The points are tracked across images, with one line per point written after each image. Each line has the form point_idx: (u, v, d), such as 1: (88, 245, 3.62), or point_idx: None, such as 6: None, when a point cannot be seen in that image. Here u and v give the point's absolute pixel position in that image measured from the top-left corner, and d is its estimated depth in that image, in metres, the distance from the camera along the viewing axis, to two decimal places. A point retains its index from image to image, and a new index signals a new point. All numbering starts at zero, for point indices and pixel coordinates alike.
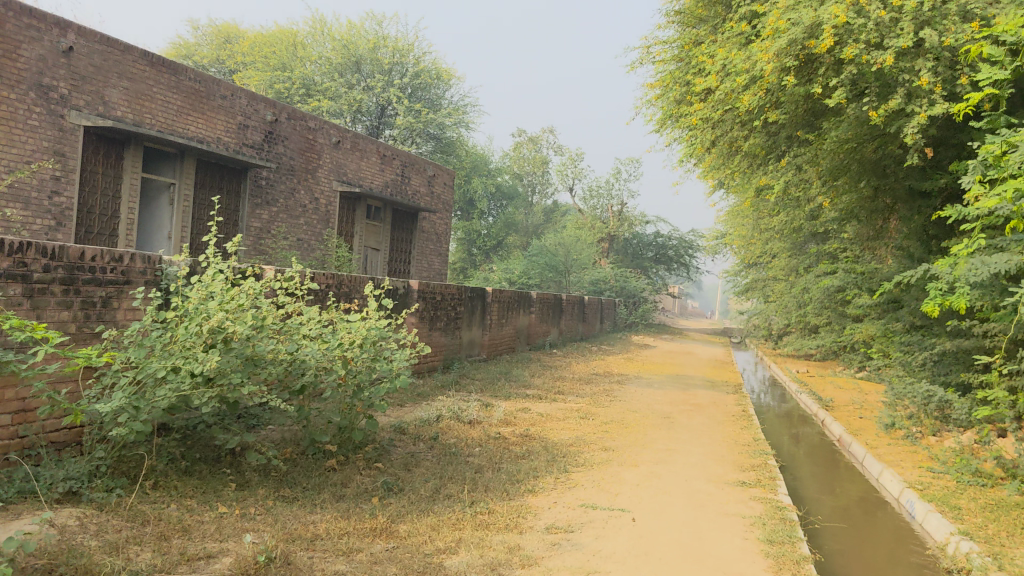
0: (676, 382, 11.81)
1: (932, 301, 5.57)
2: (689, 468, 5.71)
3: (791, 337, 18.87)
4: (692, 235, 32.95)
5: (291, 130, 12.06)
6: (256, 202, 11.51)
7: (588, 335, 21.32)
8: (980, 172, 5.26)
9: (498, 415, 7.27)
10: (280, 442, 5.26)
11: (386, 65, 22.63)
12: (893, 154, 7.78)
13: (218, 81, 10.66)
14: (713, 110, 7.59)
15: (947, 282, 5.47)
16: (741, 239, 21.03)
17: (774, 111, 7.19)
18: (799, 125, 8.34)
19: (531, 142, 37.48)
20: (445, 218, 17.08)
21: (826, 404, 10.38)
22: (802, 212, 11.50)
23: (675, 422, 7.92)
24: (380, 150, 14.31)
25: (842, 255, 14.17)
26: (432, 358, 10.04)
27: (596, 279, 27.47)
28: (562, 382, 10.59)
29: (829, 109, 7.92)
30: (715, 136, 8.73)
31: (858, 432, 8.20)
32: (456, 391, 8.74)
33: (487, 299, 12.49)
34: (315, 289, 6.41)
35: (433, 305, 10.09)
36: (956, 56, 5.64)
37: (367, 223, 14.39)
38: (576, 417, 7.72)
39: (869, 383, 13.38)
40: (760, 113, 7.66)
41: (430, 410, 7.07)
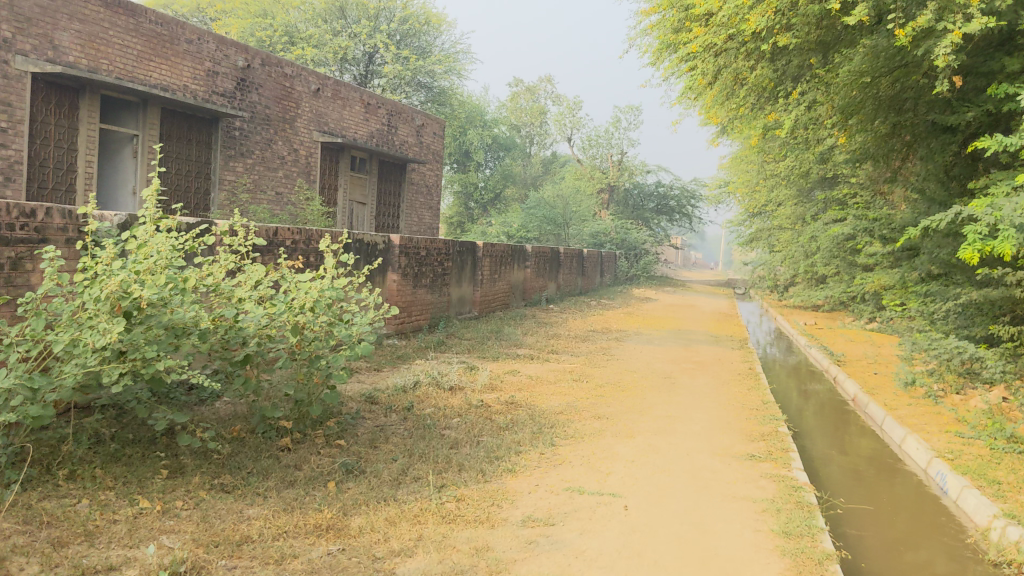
0: (677, 337, 11.19)
1: (971, 246, 4.92)
2: (692, 440, 5.09)
3: (798, 288, 18.23)
4: (694, 185, 32.22)
5: (265, 77, 11.31)
6: (230, 153, 10.80)
7: (588, 290, 20.70)
8: None
9: (482, 380, 6.65)
10: (227, 419, 4.64)
11: (373, 11, 21.80)
12: (914, 86, 7.05)
13: (182, 24, 9.89)
14: (715, 37, 6.85)
15: (988, 224, 4.82)
16: (745, 187, 20.33)
17: (784, 35, 6.44)
18: (810, 54, 7.59)
19: (528, 92, 36.64)
20: (435, 169, 16.37)
21: (837, 359, 9.76)
22: (811, 155, 10.77)
23: (676, 384, 7.30)
24: (363, 98, 13.55)
25: (852, 201, 13.48)
26: (416, 318, 9.43)
27: (596, 231, 26.80)
28: (556, 340, 9.97)
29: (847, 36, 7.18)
30: (718, 69, 7.99)
31: (874, 390, 7.57)
32: (441, 353, 8.11)
33: (478, 254, 11.85)
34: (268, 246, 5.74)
35: (417, 261, 9.44)
36: None
37: (352, 175, 13.70)
38: (568, 380, 7.11)
39: (882, 336, 12.75)
40: (767, 38, 6.92)
41: (406, 375, 6.45)
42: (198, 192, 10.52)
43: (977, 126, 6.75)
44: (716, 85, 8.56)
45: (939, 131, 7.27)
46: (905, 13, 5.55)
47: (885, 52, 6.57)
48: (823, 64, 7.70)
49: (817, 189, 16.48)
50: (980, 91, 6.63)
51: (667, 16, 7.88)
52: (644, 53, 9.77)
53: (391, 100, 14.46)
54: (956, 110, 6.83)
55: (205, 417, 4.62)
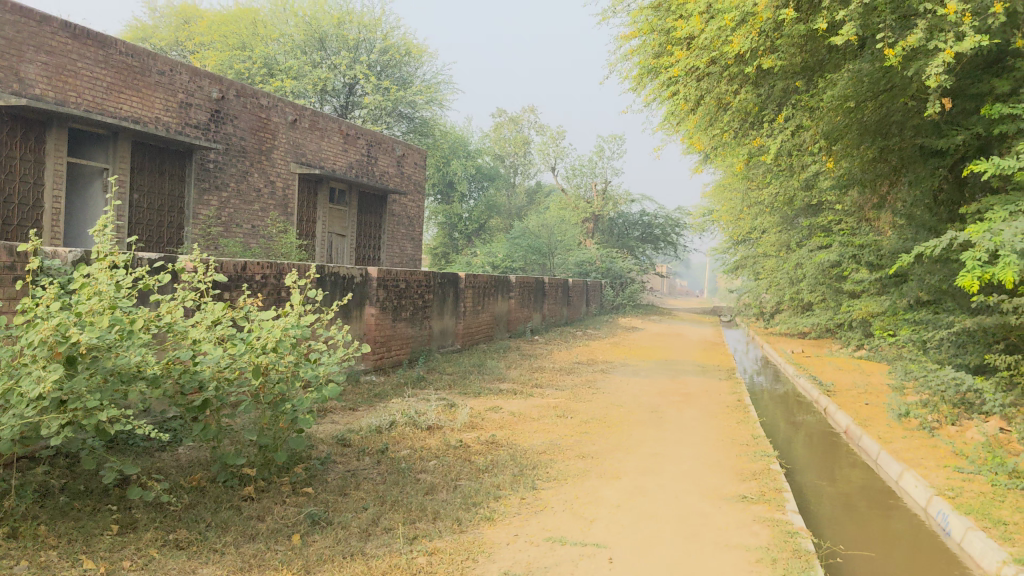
0: (664, 368, 10.95)
1: (971, 273, 4.70)
2: (680, 481, 4.84)
3: (784, 315, 18.07)
4: (678, 213, 32.22)
5: (240, 108, 11.09)
6: (204, 187, 10.55)
7: (573, 320, 20.48)
8: None
9: (462, 418, 6.38)
10: (187, 466, 4.36)
11: (353, 42, 21.80)
12: (901, 109, 6.90)
13: (154, 55, 9.68)
14: (696, 60, 6.68)
15: (988, 250, 4.61)
16: (729, 215, 20.22)
17: (768, 56, 6.27)
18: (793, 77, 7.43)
19: (511, 122, 36.62)
20: (416, 200, 16.17)
21: (826, 389, 9.54)
22: (796, 181, 10.62)
23: (663, 418, 7.05)
24: (342, 128, 13.36)
25: (837, 227, 13.34)
26: (396, 353, 9.18)
27: (581, 260, 26.63)
28: (541, 373, 9.71)
29: (831, 59, 7.03)
30: (700, 93, 7.82)
31: (866, 422, 7.33)
32: (420, 389, 7.84)
33: (460, 285, 11.62)
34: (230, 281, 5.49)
35: (396, 294, 9.19)
36: None
37: (331, 208, 13.47)
38: (551, 416, 6.85)
39: (872, 364, 12.55)
40: (750, 60, 6.75)
41: (383, 414, 6.19)
42: (172, 227, 10.26)
43: (967, 149, 6.59)
44: (698, 109, 8.40)
45: (927, 155, 7.11)
46: (893, 32, 5.39)
47: (870, 75, 6.40)
48: (807, 88, 7.55)
49: (802, 215, 16.38)
50: (969, 114, 6.48)
51: (648, 39, 7.72)
52: (624, 78, 9.63)
53: (371, 130, 14.30)
54: (945, 133, 6.69)
55: (164, 465, 4.34)
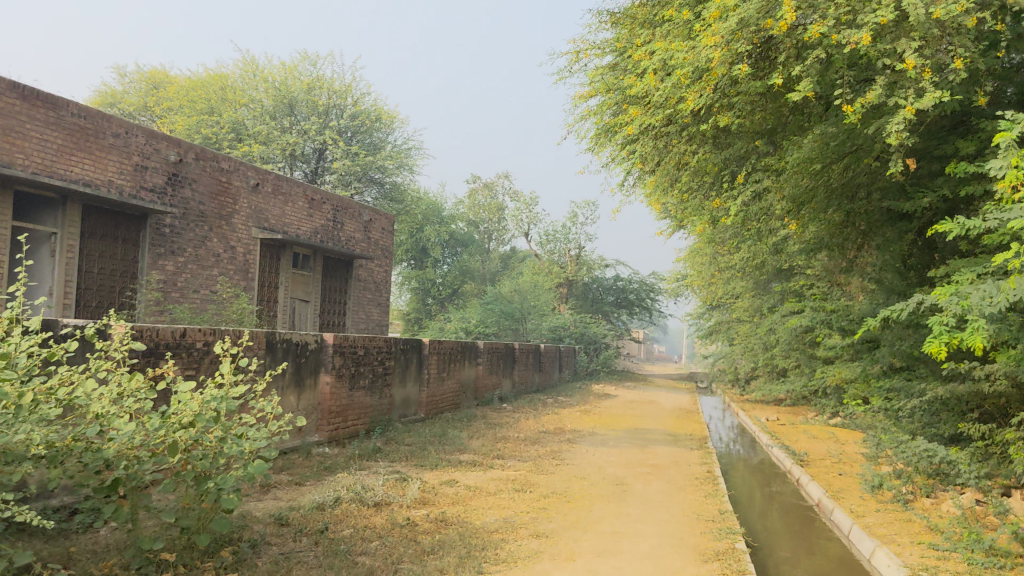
0: (633, 437, 10.62)
1: (938, 340, 4.50)
2: (639, 562, 4.53)
3: (758, 381, 17.85)
4: (652, 278, 32.22)
5: (200, 172, 10.88)
6: (160, 251, 10.26)
7: (545, 387, 20.15)
8: (1014, 156, 4.20)
9: (414, 493, 6.05)
10: (101, 552, 4.00)
11: (322, 107, 21.99)
12: (866, 171, 6.78)
13: (108, 117, 9.46)
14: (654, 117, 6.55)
15: (956, 314, 4.43)
16: (701, 280, 20.15)
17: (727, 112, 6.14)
18: (756, 137, 7.31)
19: (486, 189, 36.73)
20: (383, 266, 15.96)
21: (799, 459, 9.24)
22: (764, 246, 10.49)
23: (627, 491, 6.73)
24: (307, 193, 13.18)
25: (807, 292, 13.23)
26: (353, 423, 8.83)
27: (555, 326, 26.40)
28: (505, 443, 9.36)
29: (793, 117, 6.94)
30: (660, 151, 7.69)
31: (839, 494, 7.03)
32: (375, 462, 7.49)
33: (425, 352, 11.32)
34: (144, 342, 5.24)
35: (354, 362, 8.88)
36: (952, 30, 4.67)
37: (294, 273, 13.20)
38: (510, 490, 6.52)
39: (846, 432, 12.28)
40: (711, 117, 6.62)
41: (328, 491, 5.83)
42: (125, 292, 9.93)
43: (933, 211, 6.46)
44: (660, 170, 8.26)
45: (894, 218, 6.97)
46: (853, 90, 5.28)
47: (833, 137, 6.28)
48: (770, 150, 7.44)
49: (773, 281, 16.29)
50: (935, 176, 6.36)
51: (608, 99, 7.60)
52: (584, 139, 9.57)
53: (337, 195, 14.15)
54: (910, 195, 6.56)
55: (75, 550, 3.98)
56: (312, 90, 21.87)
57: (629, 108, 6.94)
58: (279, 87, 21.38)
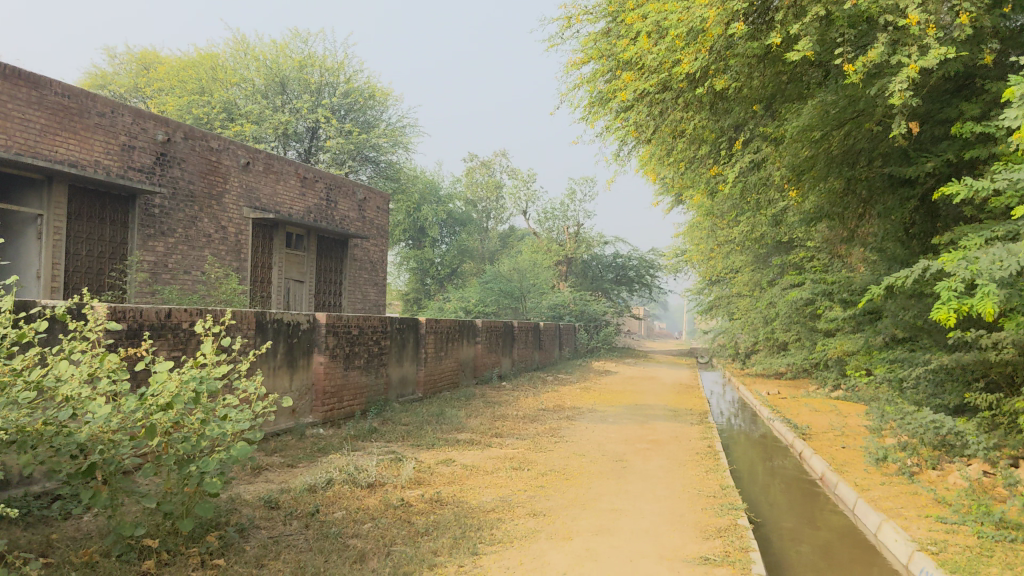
0: (634, 414, 10.49)
1: (946, 306, 4.34)
2: (638, 541, 4.40)
3: (759, 355, 17.72)
4: (652, 254, 32.06)
5: (189, 151, 10.70)
6: (150, 233, 10.10)
7: (545, 364, 20.02)
8: None
9: (409, 473, 5.92)
10: (81, 539, 3.87)
11: (315, 85, 21.78)
12: (867, 137, 6.60)
13: (93, 96, 9.26)
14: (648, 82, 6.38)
15: (965, 279, 4.27)
16: (701, 255, 19.98)
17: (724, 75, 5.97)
18: (754, 103, 7.14)
19: (483, 167, 36.49)
20: (379, 245, 15.80)
21: (801, 432, 9.11)
22: (763, 217, 10.33)
23: (627, 467, 6.61)
24: (299, 171, 13.00)
25: (808, 264, 13.07)
26: (349, 403, 8.70)
27: (555, 304, 26.25)
28: (503, 422, 9.23)
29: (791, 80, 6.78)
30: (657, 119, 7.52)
31: (843, 467, 6.90)
32: (370, 443, 7.36)
33: (421, 331, 11.17)
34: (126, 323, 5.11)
35: (348, 341, 8.73)
36: None
37: (288, 253, 13.04)
38: (507, 469, 6.39)
39: (849, 405, 12.15)
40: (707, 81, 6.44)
41: (320, 472, 5.70)
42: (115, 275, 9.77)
43: (937, 176, 6.30)
44: (656, 140, 8.09)
45: (897, 185, 6.80)
46: (852, 49, 5.10)
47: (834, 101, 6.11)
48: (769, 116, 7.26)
49: (773, 254, 16.13)
50: (939, 140, 6.19)
51: (602, 67, 7.41)
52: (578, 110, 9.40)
53: (330, 173, 13.97)
54: (913, 160, 6.39)
55: (55, 538, 3.84)
56: (304, 69, 21.63)
57: (624, 75, 6.77)
58: (271, 66, 21.13)
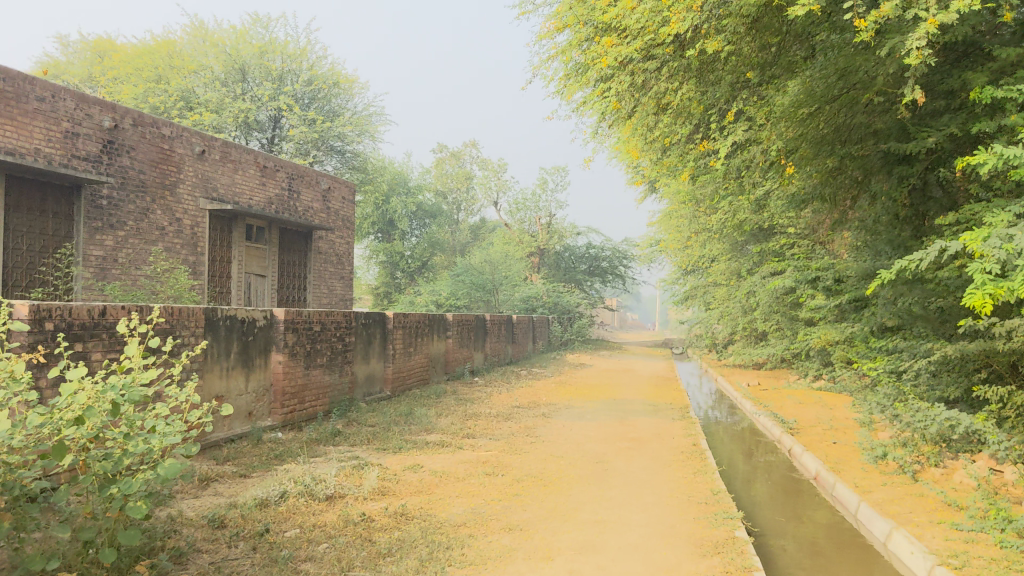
0: (612, 409, 10.03)
1: (981, 291, 4.15)
2: (629, 560, 3.91)
3: (737, 346, 17.35)
4: (625, 245, 31.64)
5: (138, 139, 10.10)
6: (97, 225, 9.48)
7: (518, 358, 19.55)
8: None
9: (374, 482, 5.40)
10: None
11: (277, 72, 21.16)
12: (863, 112, 6.17)
13: (30, 79, 8.61)
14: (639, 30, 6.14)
15: (1000, 258, 4.09)
16: (676, 244, 19.59)
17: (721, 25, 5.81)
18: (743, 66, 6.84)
19: (453, 158, 35.94)
20: (345, 237, 15.24)
21: (788, 427, 8.67)
22: (745, 202, 9.90)
23: (609, 471, 6.14)
24: (258, 160, 12.41)
25: (788, 251, 12.68)
26: (311, 404, 8.17)
27: (528, 296, 25.76)
28: (475, 421, 8.72)
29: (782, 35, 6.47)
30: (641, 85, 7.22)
31: (839, 466, 6.44)
32: (332, 448, 6.83)
33: (389, 325, 10.63)
34: (47, 326, 4.57)
35: (310, 338, 8.19)
36: None
37: (249, 246, 12.45)
38: (480, 475, 5.89)
39: (832, 397, 11.78)
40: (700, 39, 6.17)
41: (273, 483, 5.16)
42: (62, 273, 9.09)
43: (938, 153, 5.89)
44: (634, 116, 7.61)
45: (893, 163, 6.39)
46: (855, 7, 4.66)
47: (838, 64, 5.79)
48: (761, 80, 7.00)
49: (751, 242, 15.75)
50: (940, 114, 5.78)
51: (578, 35, 7.03)
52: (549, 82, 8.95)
53: (292, 162, 13.40)
54: (912, 136, 5.97)
55: None
56: (265, 56, 20.99)
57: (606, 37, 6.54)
58: (231, 52, 20.45)
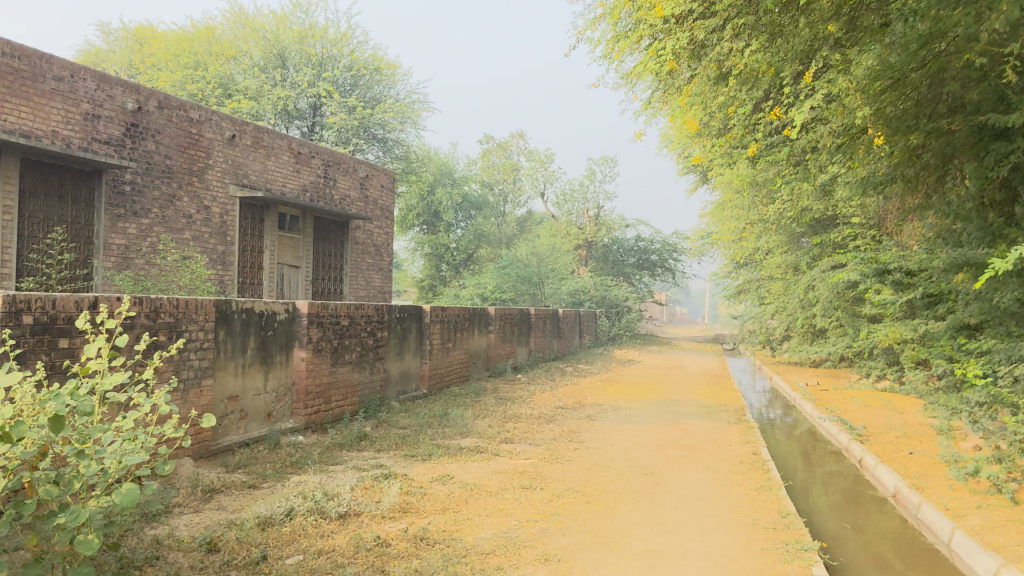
0: (662, 411, 9.35)
1: None
2: None
3: (793, 343, 16.49)
4: (675, 237, 30.78)
5: (164, 122, 9.63)
6: (119, 213, 9.03)
7: (564, 353, 18.92)
8: None
9: (395, 496, 4.80)
10: None
11: (316, 58, 20.77)
12: (954, 81, 5.41)
13: (48, 58, 8.17)
14: None
15: None
16: (730, 238, 18.77)
17: None
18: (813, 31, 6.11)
19: (499, 149, 35.40)
20: (384, 227, 14.73)
21: (856, 434, 7.90)
22: (809, 187, 9.15)
23: (660, 485, 5.48)
24: (292, 146, 11.91)
25: (852, 243, 11.86)
26: (339, 404, 7.61)
27: (575, 290, 25.09)
28: (514, 424, 8.09)
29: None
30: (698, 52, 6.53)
31: (921, 482, 5.69)
32: (355, 455, 6.24)
33: (426, 320, 10.05)
34: (27, 321, 4.04)
35: (336, 334, 7.62)
36: None
37: (282, 236, 11.96)
38: (516, 488, 5.27)
39: (900, 399, 10.93)
40: None
41: (281, 498, 4.58)
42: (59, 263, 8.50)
43: None
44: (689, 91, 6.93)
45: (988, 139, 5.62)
46: None
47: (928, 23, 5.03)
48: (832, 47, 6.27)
49: (809, 234, 14.90)
50: None
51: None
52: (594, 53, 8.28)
53: (328, 149, 12.90)
54: (1014, 107, 5.25)
55: None
56: (305, 41, 20.57)
57: None
58: (271, 39, 20.06)
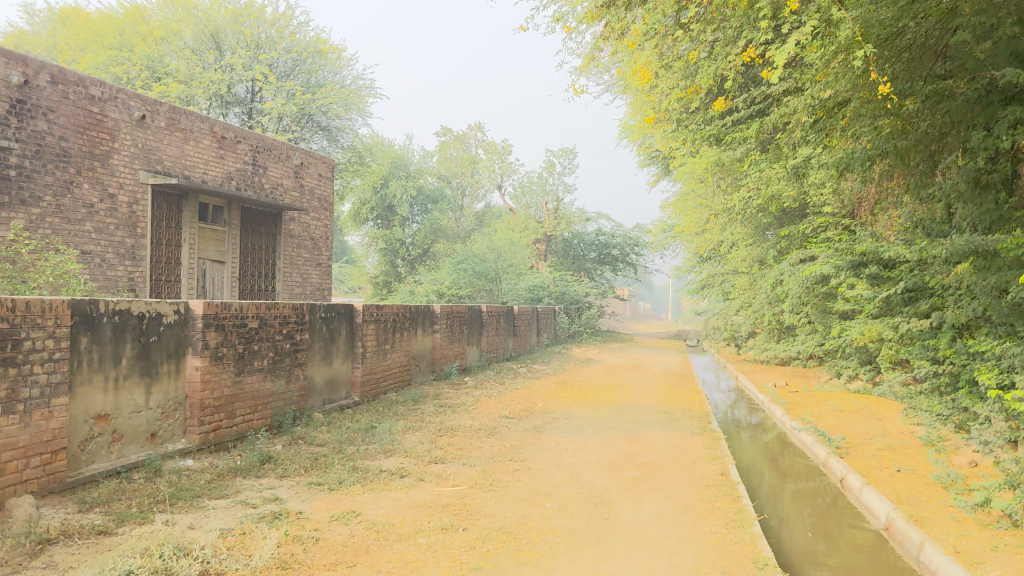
0: (618, 420, 8.45)
1: None
2: None
3: (759, 341, 15.67)
4: (637, 231, 29.92)
5: (59, 99, 8.52)
6: (2, 201, 7.93)
7: (520, 353, 17.98)
8: None
9: (274, 546, 3.82)
10: None
11: (251, 39, 19.77)
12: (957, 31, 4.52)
13: None
14: None
15: None
16: (693, 231, 17.93)
17: None
18: None
19: (457, 141, 34.43)
20: (322, 220, 13.73)
21: (835, 446, 7.02)
22: (779, 169, 8.27)
23: (610, 520, 4.54)
24: (215, 129, 10.85)
25: (822, 234, 11.03)
26: (244, 420, 6.60)
27: (533, 286, 24.03)
28: (450, 438, 7.12)
29: None
30: None
31: (918, 513, 4.81)
32: (247, 484, 5.24)
33: (357, 320, 9.05)
34: None
35: (243, 338, 6.60)
36: None
37: (203, 228, 10.89)
38: (436, 528, 4.31)
39: (876, 403, 10.11)
40: None
41: (118, 556, 3.57)
42: None
43: None
44: None
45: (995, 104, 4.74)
46: None
47: None
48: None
49: (775, 226, 14.06)
50: None
51: None
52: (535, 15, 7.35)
53: (258, 134, 11.85)
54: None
55: None
56: (242, 22, 19.56)
57: None
58: (204, 19, 18.95)
